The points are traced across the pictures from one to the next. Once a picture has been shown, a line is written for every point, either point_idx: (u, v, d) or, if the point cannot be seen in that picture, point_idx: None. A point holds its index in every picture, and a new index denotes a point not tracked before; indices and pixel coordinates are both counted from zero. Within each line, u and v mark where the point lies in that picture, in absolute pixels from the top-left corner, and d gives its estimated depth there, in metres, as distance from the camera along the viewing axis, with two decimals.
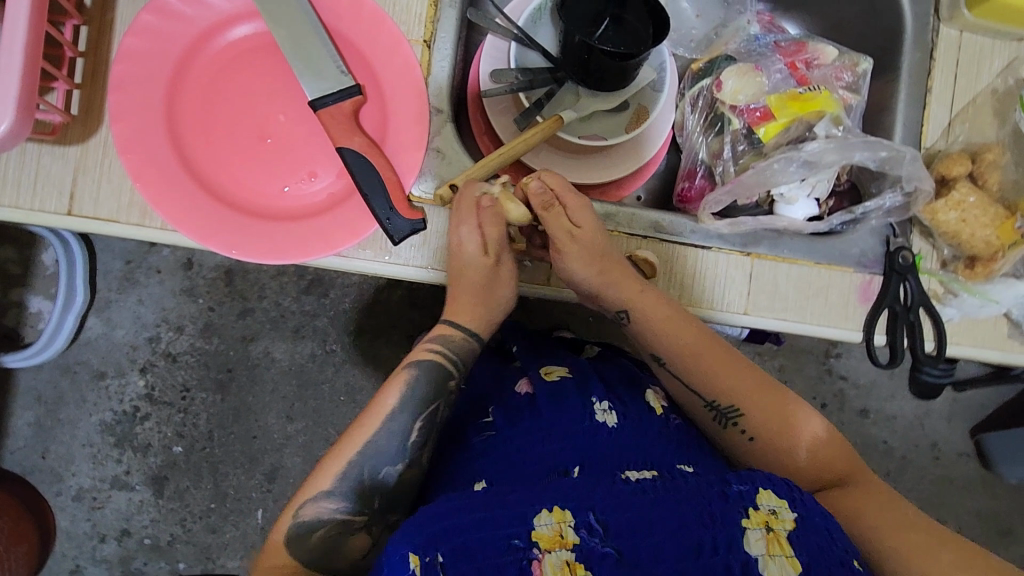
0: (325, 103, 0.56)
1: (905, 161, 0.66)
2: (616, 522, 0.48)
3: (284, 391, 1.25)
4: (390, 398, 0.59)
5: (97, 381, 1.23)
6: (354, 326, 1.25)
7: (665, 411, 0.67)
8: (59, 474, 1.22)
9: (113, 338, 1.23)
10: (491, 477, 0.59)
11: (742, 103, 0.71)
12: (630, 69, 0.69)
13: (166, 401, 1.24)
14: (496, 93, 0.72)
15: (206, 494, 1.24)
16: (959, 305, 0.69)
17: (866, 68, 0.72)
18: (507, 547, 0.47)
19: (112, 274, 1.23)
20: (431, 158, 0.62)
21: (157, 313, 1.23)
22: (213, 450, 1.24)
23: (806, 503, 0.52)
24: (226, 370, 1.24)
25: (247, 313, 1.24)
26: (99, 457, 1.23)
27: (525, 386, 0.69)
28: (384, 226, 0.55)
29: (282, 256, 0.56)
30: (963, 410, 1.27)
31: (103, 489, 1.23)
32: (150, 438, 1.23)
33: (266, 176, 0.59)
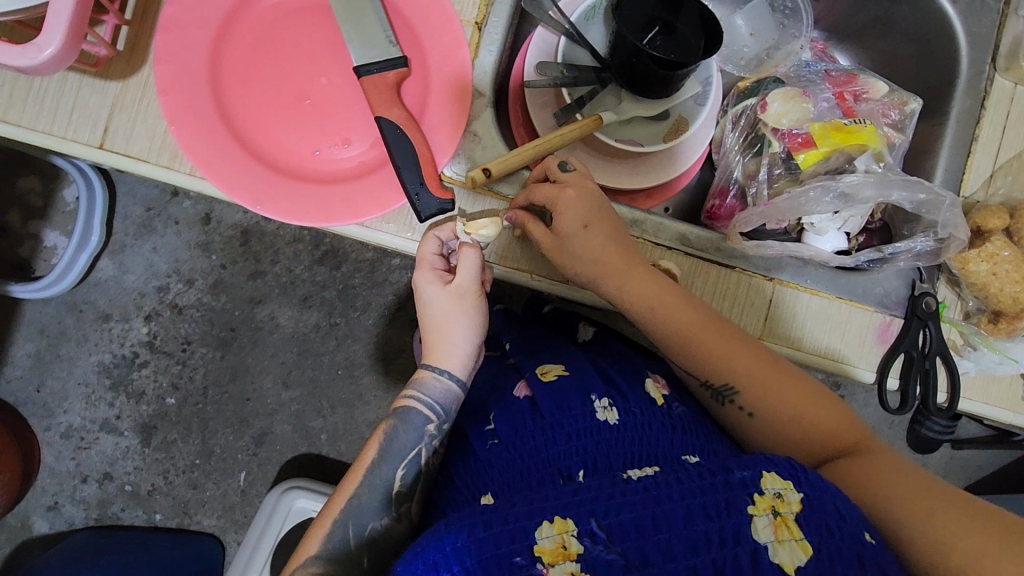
0: (370, 71, 0.56)
1: (943, 207, 0.65)
2: (620, 524, 0.49)
3: (283, 357, 1.25)
4: (371, 450, 0.62)
5: (101, 323, 1.23)
6: (363, 302, 1.25)
7: (666, 401, 0.67)
8: (51, 409, 1.23)
9: (123, 282, 1.23)
10: (497, 490, 0.61)
11: (785, 127, 0.70)
12: (675, 79, 0.68)
13: (165, 351, 1.24)
14: (539, 85, 0.72)
15: (193, 449, 1.24)
16: (976, 359, 0.68)
17: (914, 108, 0.71)
18: (508, 566, 0.49)
19: (131, 219, 1.23)
20: (467, 140, 0.61)
21: (169, 263, 1.24)
22: (205, 406, 1.24)
23: (811, 480, 0.51)
24: (229, 329, 1.24)
25: (258, 275, 1.24)
26: (93, 397, 1.23)
27: (524, 390, 0.68)
28: (413, 201, 0.55)
29: (304, 219, 0.56)
30: (960, 468, 1.26)
31: (92, 430, 1.23)
32: (145, 386, 1.24)
33: (299, 137, 0.58)
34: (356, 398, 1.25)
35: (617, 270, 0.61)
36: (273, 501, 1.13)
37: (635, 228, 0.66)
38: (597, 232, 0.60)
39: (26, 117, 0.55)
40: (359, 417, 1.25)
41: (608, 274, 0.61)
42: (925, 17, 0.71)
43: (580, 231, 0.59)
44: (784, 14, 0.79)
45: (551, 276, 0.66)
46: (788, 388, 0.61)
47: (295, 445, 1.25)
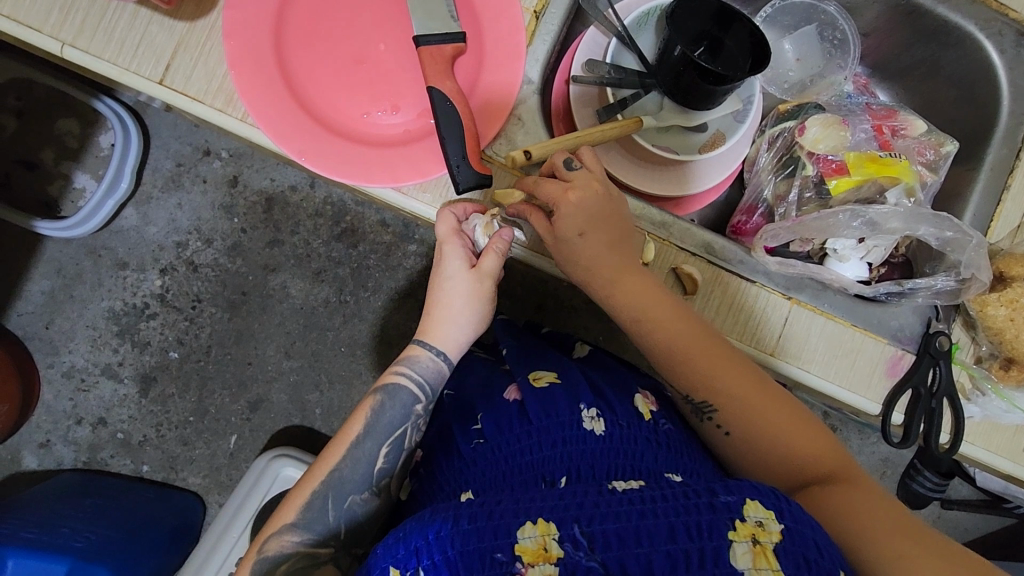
0: (429, 41, 0.57)
1: (969, 245, 0.66)
2: (603, 533, 0.49)
3: (289, 328, 1.26)
4: (356, 425, 0.63)
5: (117, 270, 1.25)
6: (374, 284, 1.26)
7: (654, 417, 0.68)
8: (57, 347, 1.25)
9: (144, 233, 1.25)
10: (477, 488, 0.62)
11: (820, 152, 0.70)
12: (719, 93, 0.69)
13: (175, 306, 1.26)
14: (585, 81, 0.73)
15: (188, 406, 1.25)
16: (983, 404, 0.69)
17: (950, 150, 0.72)
18: (490, 562, 0.50)
19: (160, 172, 1.26)
20: (510, 123, 0.63)
21: (191, 220, 1.26)
22: (206, 365, 1.26)
23: (792, 512, 0.51)
24: (240, 292, 1.26)
25: (275, 244, 1.26)
26: (99, 342, 1.25)
27: (513, 393, 0.70)
28: (452, 173, 0.56)
29: (345, 175, 0.57)
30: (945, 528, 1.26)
31: (93, 373, 1.25)
32: (151, 338, 1.25)
33: (351, 97, 0.60)
34: (354, 377, 1.26)
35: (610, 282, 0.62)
36: (260, 467, 1.14)
37: (663, 230, 0.68)
38: (593, 237, 0.60)
39: (94, 45, 0.57)
40: (355, 395, 1.26)
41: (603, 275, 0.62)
42: (970, 64, 0.73)
43: (576, 238, 0.60)
44: (832, 44, 0.80)
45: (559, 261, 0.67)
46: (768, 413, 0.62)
47: (289, 415, 1.25)
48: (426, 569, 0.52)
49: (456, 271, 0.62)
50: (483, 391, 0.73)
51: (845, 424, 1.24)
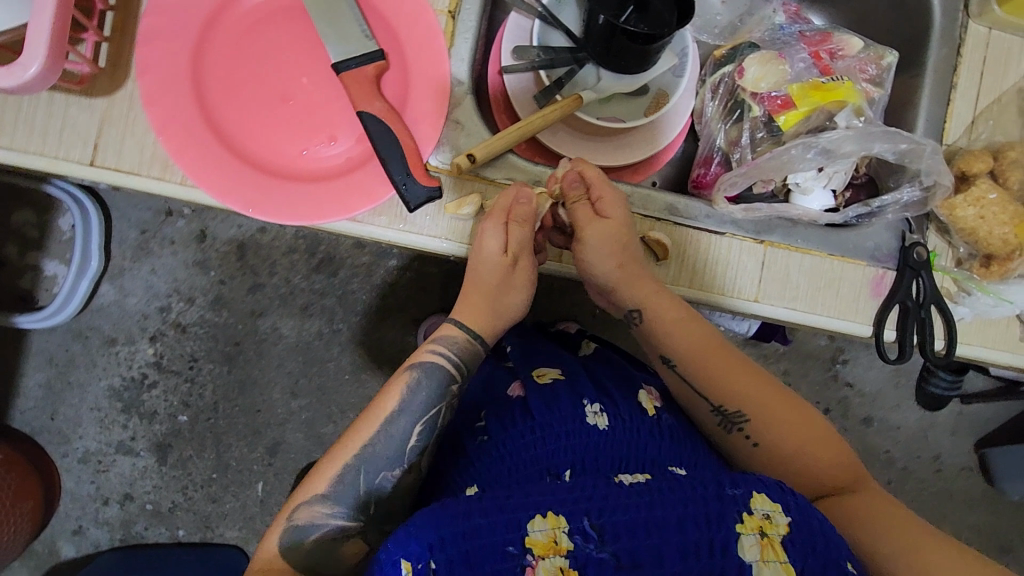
0: (349, 66, 0.55)
1: (924, 154, 0.65)
2: (614, 525, 0.51)
3: (290, 367, 1.26)
4: (391, 400, 0.62)
5: (108, 347, 1.25)
6: (363, 307, 1.26)
7: (657, 412, 0.68)
8: (66, 436, 1.24)
9: (125, 306, 1.24)
10: (483, 483, 0.62)
11: (764, 91, 0.69)
12: (653, 52, 0.68)
13: (173, 370, 1.25)
14: (518, 70, 0.73)
15: (208, 464, 1.25)
16: (972, 305, 0.69)
17: (891, 61, 0.71)
18: (502, 554, 0.51)
19: (127, 242, 1.24)
20: (450, 128, 0.62)
21: (169, 283, 1.25)
22: (217, 421, 1.26)
23: (798, 503, 0.53)
24: (234, 343, 1.26)
25: (257, 288, 1.25)
26: (106, 421, 1.25)
27: (515, 390, 0.71)
28: (401, 192, 0.56)
29: (298, 218, 0.56)
30: (968, 423, 1.29)
31: (108, 453, 1.25)
32: (156, 406, 1.25)
33: (287, 137, 0.58)
34: (365, 402, 1.27)
35: (637, 288, 0.65)
36: None
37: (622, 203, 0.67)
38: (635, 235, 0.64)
39: (17, 140, 0.56)
40: None
41: (632, 289, 0.65)
42: None
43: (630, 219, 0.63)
44: None
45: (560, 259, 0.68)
46: (795, 422, 0.63)
47: (309, 452, 1.26)
48: (438, 562, 0.51)
49: (490, 257, 0.61)
50: (480, 394, 0.73)
51: (851, 344, 1.26)
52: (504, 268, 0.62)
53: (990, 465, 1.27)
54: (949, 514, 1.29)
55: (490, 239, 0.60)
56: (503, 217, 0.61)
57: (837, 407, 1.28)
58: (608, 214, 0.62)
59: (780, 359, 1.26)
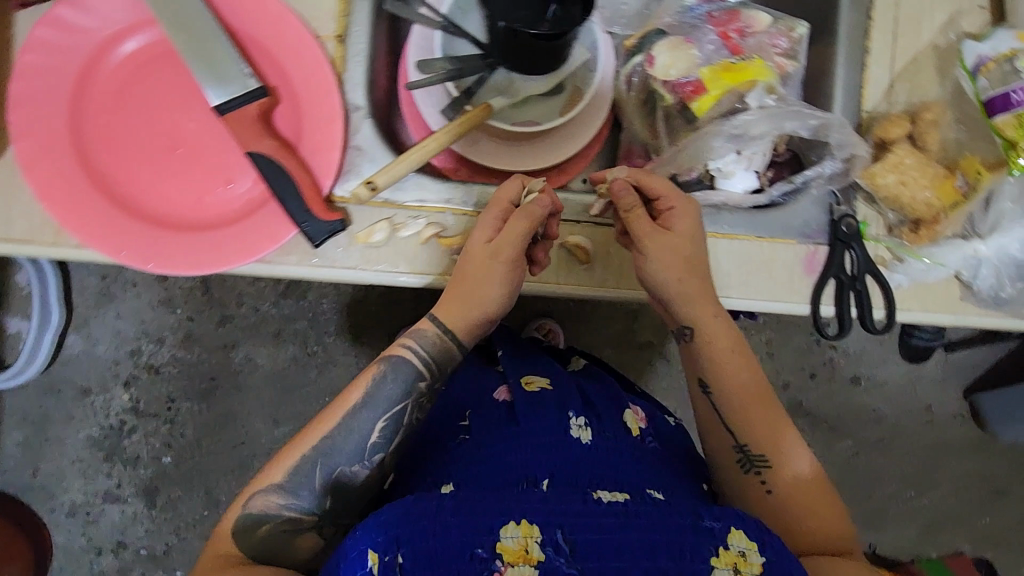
0: (230, 107, 0.53)
1: (832, 128, 0.64)
2: (585, 542, 0.49)
3: (268, 396, 1.25)
4: (356, 393, 0.59)
5: (83, 398, 1.24)
6: (336, 327, 1.25)
7: (641, 434, 0.72)
8: (51, 491, 1.23)
9: (95, 354, 1.23)
10: (458, 480, 0.61)
11: (675, 78, 0.68)
12: (559, 49, 0.67)
13: (151, 412, 1.24)
14: (424, 84, 0.69)
15: (198, 502, 1.24)
16: (906, 271, 0.68)
17: (801, 32, 0.70)
18: (471, 558, 0.49)
19: (88, 290, 1.23)
20: (352, 155, 0.61)
21: (136, 326, 1.24)
22: (202, 458, 1.25)
23: (776, 545, 0.51)
24: (209, 378, 1.25)
25: (226, 321, 1.24)
26: (90, 471, 1.24)
27: (502, 394, 0.73)
28: (302, 230, 0.55)
29: (200, 268, 0.55)
30: (956, 371, 1.29)
31: (96, 503, 1.24)
32: (139, 451, 1.24)
33: (180, 185, 0.57)
34: None
35: (698, 304, 0.61)
36: None
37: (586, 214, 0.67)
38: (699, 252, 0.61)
39: None
40: None
41: (697, 305, 0.61)
42: None
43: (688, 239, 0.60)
44: None
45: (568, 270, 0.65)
46: (812, 490, 0.61)
47: None
48: (405, 557, 0.49)
49: (474, 245, 0.59)
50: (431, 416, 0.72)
51: None
52: (497, 258, 0.58)
53: (980, 410, 1.26)
54: (946, 465, 1.29)
55: (485, 229, 0.59)
56: (501, 210, 0.59)
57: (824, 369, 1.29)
58: (671, 227, 0.60)
59: (761, 330, 1.26)
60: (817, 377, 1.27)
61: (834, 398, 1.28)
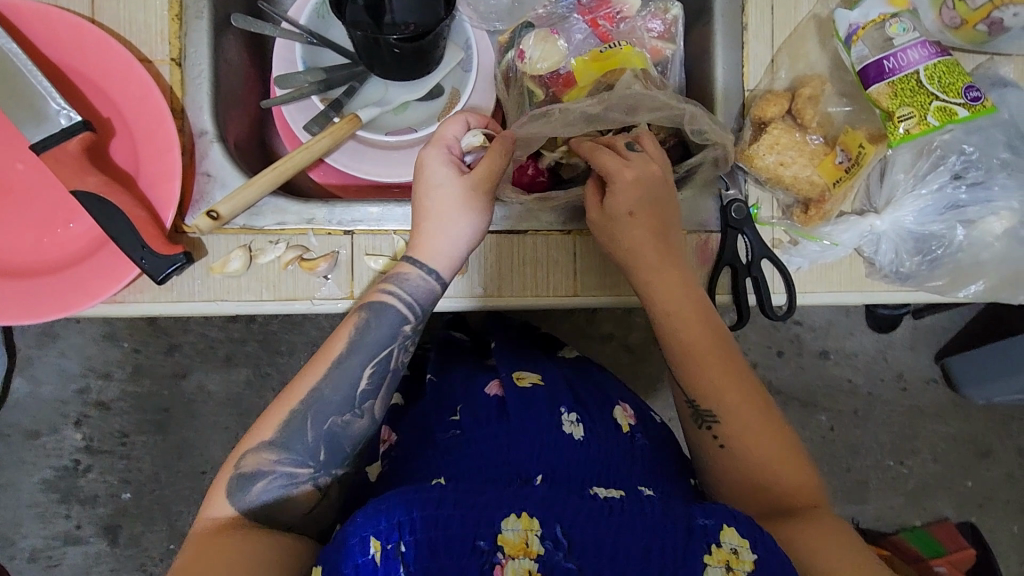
0: (45, 146, 0.50)
1: (685, 120, 0.59)
2: (581, 540, 0.48)
3: (225, 422, 1.23)
4: (339, 342, 0.56)
5: (33, 441, 1.21)
6: (287, 346, 1.23)
7: (631, 430, 0.68)
8: (10, 538, 1.21)
9: (41, 395, 1.20)
10: (450, 475, 0.59)
11: (544, 73, 0.65)
12: (427, 50, 0.64)
13: (106, 450, 1.22)
14: (286, 100, 0.66)
15: (162, 535, 1.22)
16: (802, 254, 0.65)
17: (677, 13, 0.66)
18: (472, 550, 0.47)
19: (28, 332, 1.20)
20: (202, 182, 0.58)
21: (81, 362, 1.21)
22: (162, 491, 1.22)
23: (772, 543, 0.48)
24: (163, 410, 1.22)
25: (174, 350, 1.22)
26: (48, 515, 1.21)
27: (494, 388, 0.69)
28: (141, 268, 0.52)
29: (39, 316, 0.52)
30: (926, 335, 1.27)
31: (56, 546, 1.21)
32: (96, 489, 1.22)
33: (17, 231, 0.54)
34: None
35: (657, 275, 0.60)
36: None
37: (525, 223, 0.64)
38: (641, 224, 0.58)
39: None
40: None
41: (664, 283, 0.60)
42: None
43: (625, 219, 0.58)
44: None
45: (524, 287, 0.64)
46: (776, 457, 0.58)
47: None
48: (407, 543, 0.47)
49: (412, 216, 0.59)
50: None
51: None
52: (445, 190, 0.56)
53: (952, 374, 1.23)
54: (923, 432, 1.27)
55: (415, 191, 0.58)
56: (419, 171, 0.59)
57: (791, 346, 1.26)
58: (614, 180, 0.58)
59: None
60: (785, 355, 1.25)
61: (805, 374, 1.25)
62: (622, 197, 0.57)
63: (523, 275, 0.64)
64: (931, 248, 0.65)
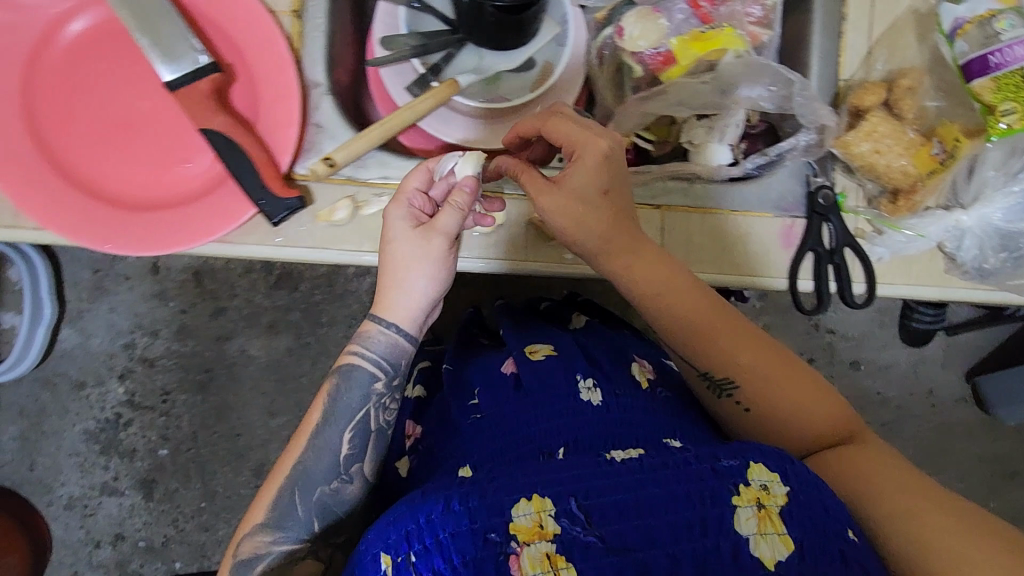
0: (179, 84, 0.53)
1: (795, 89, 0.62)
2: (601, 506, 0.46)
3: (264, 387, 1.25)
4: (316, 413, 0.59)
5: (78, 391, 1.23)
6: (328, 317, 1.25)
7: (651, 384, 0.68)
8: (48, 484, 1.22)
9: (89, 347, 1.23)
10: (475, 462, 0.57)
11: (643, 51, 0.66)
12: (527, 23, 0.65)
13: (147, 405, 1.24)
14: (388, 61, 0.67)
15: (196, 494, 1.23)
16: (886, 243, 0.66)
17: (775, 0, 0.67)
18: (483, 542, 0.46)
19: (81, 284, 1.23)
20: (312, 132, 0.60)
21: (130, 319, 1.24)
22: (199, 450, 1.24)
23: (798, 472, 0.48)
24: (205, 370, 1.25)
25: (220, 313, 1.24)
26: (87, 464, 1.23)
27: (508, 366, 0.69)
28: (259, 209, 0.54)
29: (158, 249, 0.55)
30: (959, 353, 1.26)
31: (94, 495, 1.23)
32: (136, 444, 1.24)
33: (137, 165, 0.56)
34: None
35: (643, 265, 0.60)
36: None
37: None
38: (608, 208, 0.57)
39: None
40: None
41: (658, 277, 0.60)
42: None
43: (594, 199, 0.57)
44: None
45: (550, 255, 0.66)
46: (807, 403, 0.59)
47: None
48: (418, 554, 0.47)
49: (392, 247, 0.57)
50: None
51: None
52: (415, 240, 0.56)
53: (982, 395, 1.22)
54: (954, 450, 1.27)
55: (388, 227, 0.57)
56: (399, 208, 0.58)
57: (823, 353, 1.26)
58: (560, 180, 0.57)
59: (760, 315, 1.24)
60: (816, 362, 1.24)
61: (838, 383, 1.26)
62: (582, 180, 0.56)
63: (545, 239, 0.66)
64: (1017, 244, 0.66)
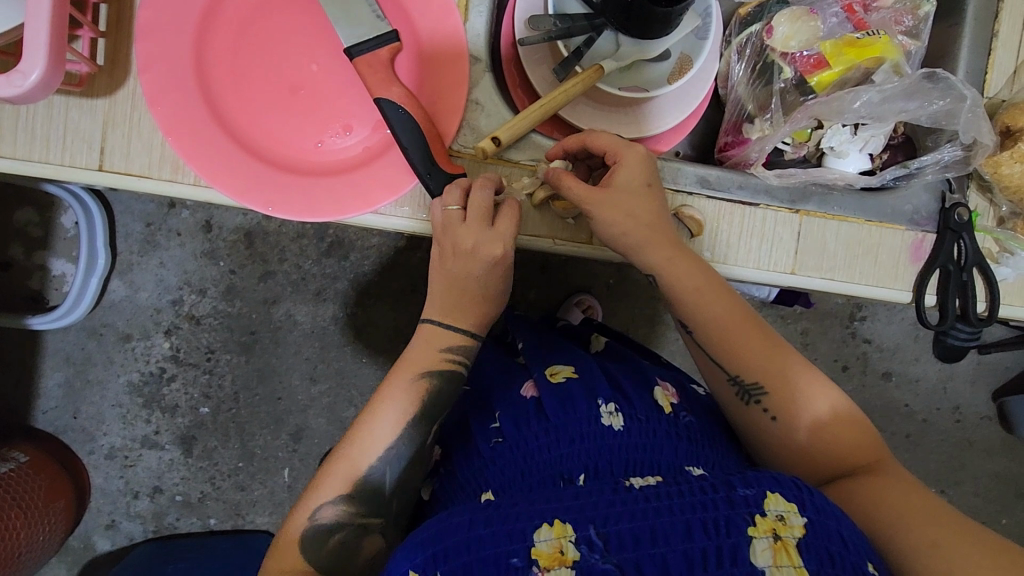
0: (361, 50, 0.52)
1: (966, 104, 0.63)
2: (618, 533, 0.46)
3: (307, 353, 1.14)
4: (407, 406, 0.57)
5: (123, 343, 1.12)
6: (374, 289, 1.14)
7: (675, 410, 0.63)
8: (90, 433, 1.13)
9: (137, 301, 1.12)
10: (497, 488, 0.57)
11: (794, 51, 0.66)
12: (675, 16, 0.61)
13: (191, 362, 1.13)
14: (532, 41, 0.67)
15: (234, 453, 1.14)
16: (1014, 264, 0.66)
17: (928, 11, 0.66)
18: (506, 568, 0.46)
19: (133, 237, 1.11)
20: (470, 110, 0.61)
21: (179, 275, 1.12)
22: (239, 411, 1.14)
23: (815, 502, 0.48)
24: (249, 332, 1.14)
25: (268, 276, 1.13)
26: (129, 417, 1.13)
27: (530, 390, 0.64)
28: (424, 182, 0.53)
29: (318, 215, 0.54)
30: (989, 373, 1.27)
31: (134, 448, 1.13)
32: (178, 399, 1.14)
33: (300, 129, 0.57)
34: None
35: (676, 269, 0.59)
36: None
37: None
38: (649, 205, 0.58)
39: (19, 148, 0.54)
40: None
41: (686, 279, 0.59)
42: None
43: (629, 196, 0.57)
44: None
45: (575, 238, 0.63)
46: (839, 431, 0.58)
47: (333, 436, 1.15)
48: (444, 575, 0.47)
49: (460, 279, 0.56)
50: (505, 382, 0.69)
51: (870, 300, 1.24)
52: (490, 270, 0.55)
53: (1009, 414, 1.22)
54: (973, 466, 1.28)
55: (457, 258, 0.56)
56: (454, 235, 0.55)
57: (856, 362, 1.25)
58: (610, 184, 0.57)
59: (799, 321, 1.23)
60: (848, 370, 1.23)
61: (866, 394, 1.25)
62: (628, 177, 0.57)
63: (569, 228, 0.63)
64: None
